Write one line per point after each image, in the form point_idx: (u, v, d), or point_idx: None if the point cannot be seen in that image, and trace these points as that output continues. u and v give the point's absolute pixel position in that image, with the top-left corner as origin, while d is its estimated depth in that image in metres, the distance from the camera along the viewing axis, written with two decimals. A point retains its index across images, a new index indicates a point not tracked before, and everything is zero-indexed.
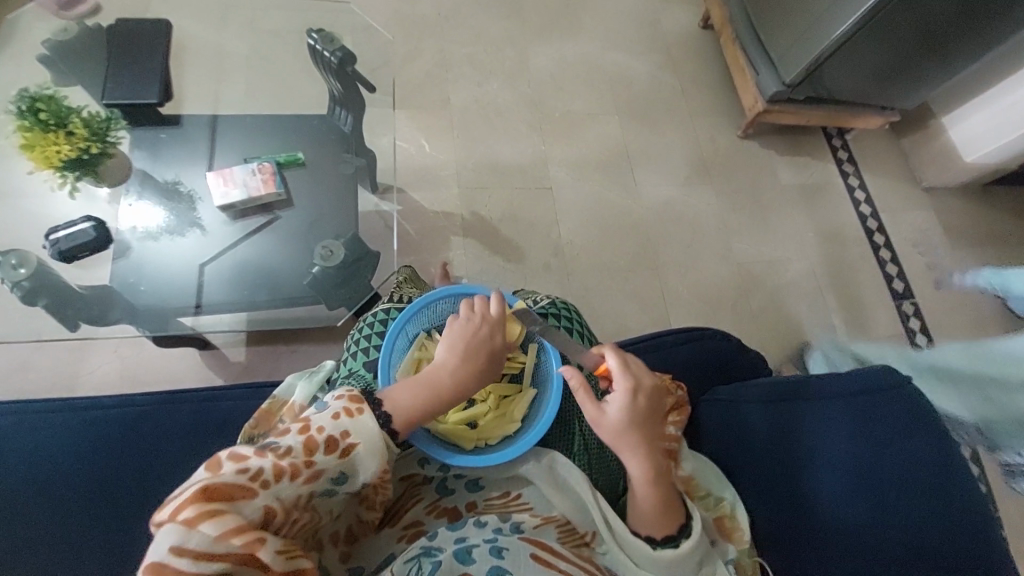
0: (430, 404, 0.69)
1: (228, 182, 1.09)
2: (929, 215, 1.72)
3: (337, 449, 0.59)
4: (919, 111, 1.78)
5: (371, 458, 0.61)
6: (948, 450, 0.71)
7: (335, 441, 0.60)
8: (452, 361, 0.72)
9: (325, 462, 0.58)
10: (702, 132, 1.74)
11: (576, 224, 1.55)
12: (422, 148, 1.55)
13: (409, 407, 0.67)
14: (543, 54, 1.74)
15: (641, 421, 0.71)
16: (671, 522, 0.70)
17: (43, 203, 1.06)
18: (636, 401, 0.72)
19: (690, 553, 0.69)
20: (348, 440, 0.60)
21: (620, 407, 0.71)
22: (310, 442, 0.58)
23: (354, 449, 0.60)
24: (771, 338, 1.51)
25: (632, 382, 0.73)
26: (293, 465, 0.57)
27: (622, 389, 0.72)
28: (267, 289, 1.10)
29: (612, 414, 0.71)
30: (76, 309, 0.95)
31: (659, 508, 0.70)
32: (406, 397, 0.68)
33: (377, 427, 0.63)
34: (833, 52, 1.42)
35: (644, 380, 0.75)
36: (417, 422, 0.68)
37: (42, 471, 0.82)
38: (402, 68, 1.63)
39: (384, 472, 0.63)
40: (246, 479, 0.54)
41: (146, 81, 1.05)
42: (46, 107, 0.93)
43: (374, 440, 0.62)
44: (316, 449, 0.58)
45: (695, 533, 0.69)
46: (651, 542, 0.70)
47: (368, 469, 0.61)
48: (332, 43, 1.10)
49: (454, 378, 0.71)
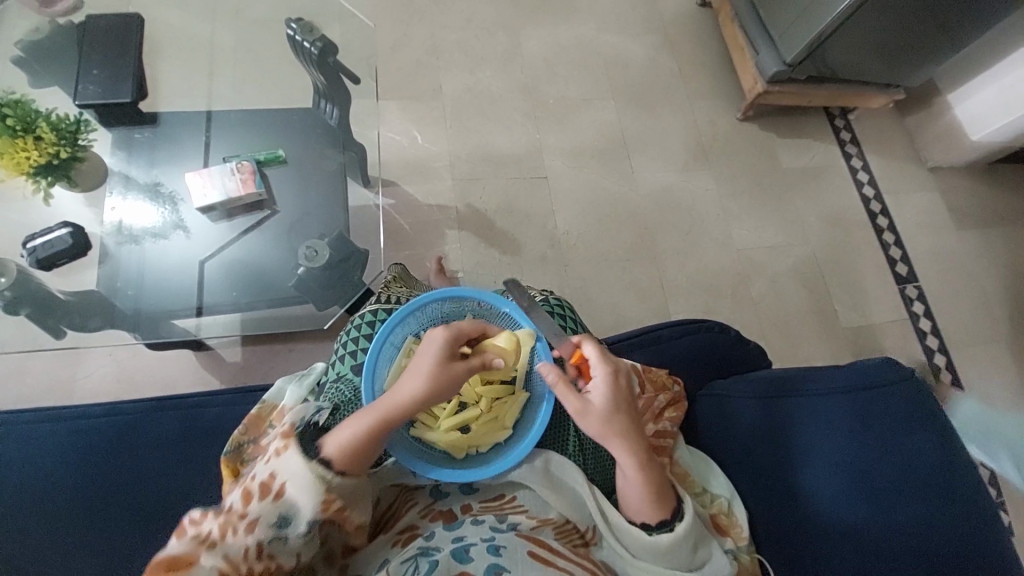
0: (365, 430, 0.66)
1: (207, 184, 1.06)
2: (934, 196, 1.68)
3: (270, 492, 0.61)
4: (925, 88, 1.72)
5: (306, 491, 0.62)
6: (950, 448, 0.68)
7: (267, 485, 0.62)
8: (407, 388, 0.68)
9: (261, 509, 0.61)
10: (701, 115, 1.69)
11: (572, 213, 1.52)
12: (415, 139, 1.52)
13: (351, 438, 0.65)
14: (536, 38, 1.69)
15: (623, 403, 0.71)
16: (666, 505, 0.69)
17: (21, 209, 1.03)
18: (618, 383, 0.71)
19: (686, 536, 0.68)
20: (278, 480, 0.62)
21: (602, 391, 0.70)
22: (246, 493, 0.62)
23: (287, 487, 0.62)
24: (773, 325, 1.48)
25: (611, 366, 0.72)
26: (232, 520, 0.60)
27: (603, 373, 0.71)
28: (254, 290, 1.08)
29: (596, 400, 0.70)
30: (58, 318, 0.97)
31: (653, 493, 0.69)
32: (350, 429, 0.66)
33: (305, 461, 0.63)
34: (835, 28, 1.36)
35: (621, 364, 0.74)
36: (351, 451, 0.65)
37: (35, 481, 0.81)
38: (391, 56, 1.59)
39: (329, 503, 0.62)
40: (194, 543, 0.58)
41: (121, 77, 1.02)
42: (12, 112, 0.90)
43: (302, 472, 0.62)
44: (252, 497, 0.61)
45: (689, 515, 0.69)
46: (647, 529, 0.70)
47: (307, 503, 0.62)
48: (311, 33, 1.05)
49: (395, 401, 0.68)
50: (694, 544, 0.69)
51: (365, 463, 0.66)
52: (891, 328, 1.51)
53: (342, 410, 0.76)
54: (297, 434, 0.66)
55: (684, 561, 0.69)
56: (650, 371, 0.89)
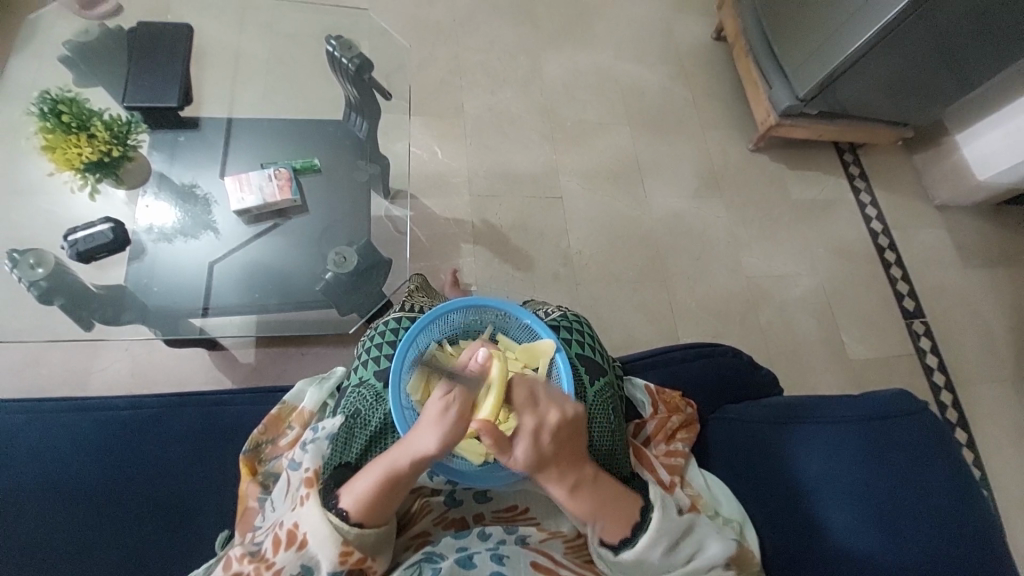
0: (378, 483, 0.62)
1: (244, 188, 1.09)
2: (941, 233, 1.71)
3: (294, 543, 0.64)
4: (934, 129, 1.76)
5: (323, 546, 0.63)
6: (961, 478, 0.70)
7: (292, 535, 0.64)
8: (416, 441, 0.61)
9: (287, 558, 0.64)
10: (714, 144, 1.73)
11: (585, 233, 1.55)
12: (435, 154, 1.56)
13: (364, 493, 0.63)
14: (556, 64, 1.75)
15: (553, 458, 0.61)
16: (622, 525, 0.67)
17: (62, 201, 1.07)
18: (543, 438, 0.60)
19: (653, 545, 0.66)
20: (299, 533, 0.64)
21: (525, 454, 0.60)
22: (275, 540, 0.65)
23: (308, 541, 0.63)
24: (780, 352, 1.50)
25: (534, 421, 0.59)
26: (265, 564, 0.65)
27: (521, 432, 0.59)
28: (278, 293, 1.10)
29: (518, 461, 0.60)
30: (92, 309, 0.98)
31: (595, 515, 0.66)
32: (362, 484, 0.63)
33: (324, 517, 0.63)
34: (849, 67, 1.42)
35: (550, 414, 0.61)
36: (367, 503, 0.63)
37: (52, 470, 0.82)
38: (416, 74, 1.64)
39: (347, 556, 0.63)
40: None
41: (166, 83, 1.06)
42: (68, 109, 0.94)
43: (319, 530, 0.63)
44: (280, 545, 0.65)
45: (654, 525, 0.66)
46: (614, 548, 0.67)
47: (325, 558, 0.63)
48: (350, 50, 1.11)
49: (405, 452, 0.62)
50: (669, 545, 0.67)
51: (382, 514, 0.64)
52: (898, 362, 1.52)
53: (363, 415, 0.78)
54: (318, 484, 0.67)
55: (664, 563, 0.67)
56: (662, 391, 0.93)
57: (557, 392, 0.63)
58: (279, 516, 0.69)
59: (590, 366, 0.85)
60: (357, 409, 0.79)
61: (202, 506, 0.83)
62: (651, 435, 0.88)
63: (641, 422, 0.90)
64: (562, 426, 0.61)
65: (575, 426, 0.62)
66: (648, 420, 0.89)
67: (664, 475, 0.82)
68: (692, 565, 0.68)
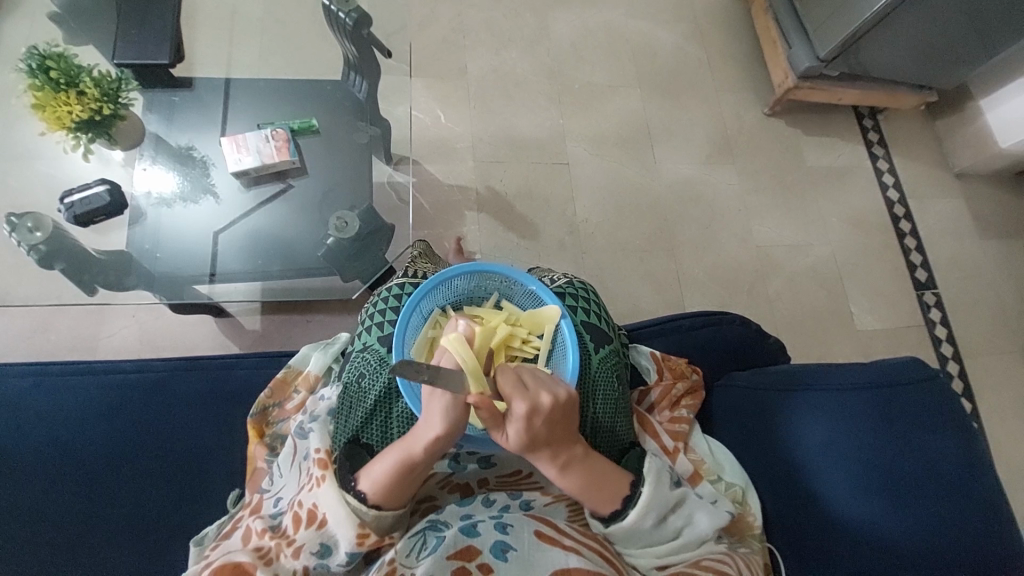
0: (396, 471, 0.62)
1: (241, 149, 1.06)
2: (959, 203, 1.65)
3: (314, 522, 0.65)
4: (959, 92, 1.68)
5: (342, 526, 0.64)
6: (971, 445, 0.69)
7: (311, 514, 0.65)
8: (428, 427, 0.62)
9: (307, 536, 0.65)
10: (727, 107, 1.66)
11: (592, 201, 1.51)
12: (438, 119, 1.51)
13: (381, 476, 0.63)
14: (565, 21, 1.67)
15: (546, 437, 0.61)
16: (611, 499, 0.67)
17: (59, 162, 1.05)
18: (534, 423, 0.59)
19: (643, 517, 0.67)
20: (318, 513, 0.65)
21: (516, 435, 0.60)
22: (296, 519, 0.66)
23: (327, 522, 0.64)
24: (787, 322, 1.48)
25: (526, 404, 0.58)
26: (288, 540, 0.66)
27: (515, 416, 0.58)
28: (281, 259, 1.09)
29: (509, 439, 0.60)
30: (93, 275, 0.97)
31: (585, 492, 0.66)
32: (379, 467, 0.63)
33: (347, 499, 0.64)
34: (872, 27, 1.34)
35: (544, 400, 0.59)
36: (385, 489, 0.63)
37: (65, 431, 0.84)
38: (418, 33, 1.57)
39: (364, 538, 0.63)
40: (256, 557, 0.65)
41: (156, 39, 1.02)
42: (56, 65, 0.91)
43: (336, 509, 0.64)
44: (301, 524, 0.66)
45: (643, 499, 0.67)
46: (604, 520, 0.68)
47: (344, 538, 0.64)
48: (347, 4, 1.06)
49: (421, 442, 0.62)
50: (659, 517, 0.68)
51: (399, 498, 0.64)
52: (906, 333, 1.51)
53: (370, 378, 0.77)
54: (331, 464, 0.68)
55: (655, 536, 0.68)
56: (668, 358, 0.92)
57: (546, 376, 0.63)
58: (297, 495, 0.69)
59: (595, 333, 0.83)
60: (362, 372, 0.78)
61: (214, 467, 0.85)
62: (655, 402, 0.88)
63: (646, 389, 0.90)
64: (556, 408, 0.60)
65: (566, 412, 0.62)
66: (653, 387, 0.90)
67: (669, 441, 0.83)
68: (682, 538, 0.69)
